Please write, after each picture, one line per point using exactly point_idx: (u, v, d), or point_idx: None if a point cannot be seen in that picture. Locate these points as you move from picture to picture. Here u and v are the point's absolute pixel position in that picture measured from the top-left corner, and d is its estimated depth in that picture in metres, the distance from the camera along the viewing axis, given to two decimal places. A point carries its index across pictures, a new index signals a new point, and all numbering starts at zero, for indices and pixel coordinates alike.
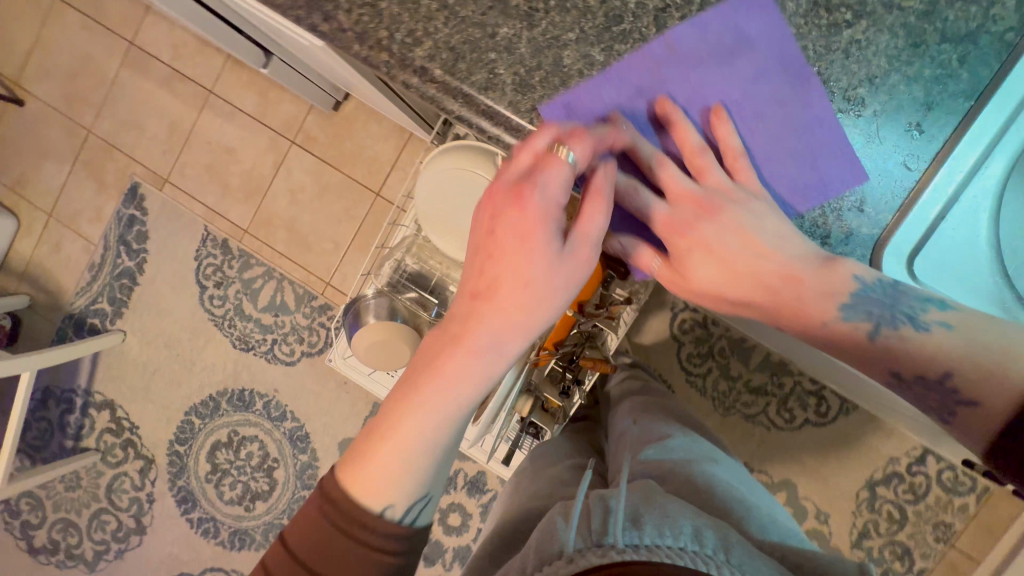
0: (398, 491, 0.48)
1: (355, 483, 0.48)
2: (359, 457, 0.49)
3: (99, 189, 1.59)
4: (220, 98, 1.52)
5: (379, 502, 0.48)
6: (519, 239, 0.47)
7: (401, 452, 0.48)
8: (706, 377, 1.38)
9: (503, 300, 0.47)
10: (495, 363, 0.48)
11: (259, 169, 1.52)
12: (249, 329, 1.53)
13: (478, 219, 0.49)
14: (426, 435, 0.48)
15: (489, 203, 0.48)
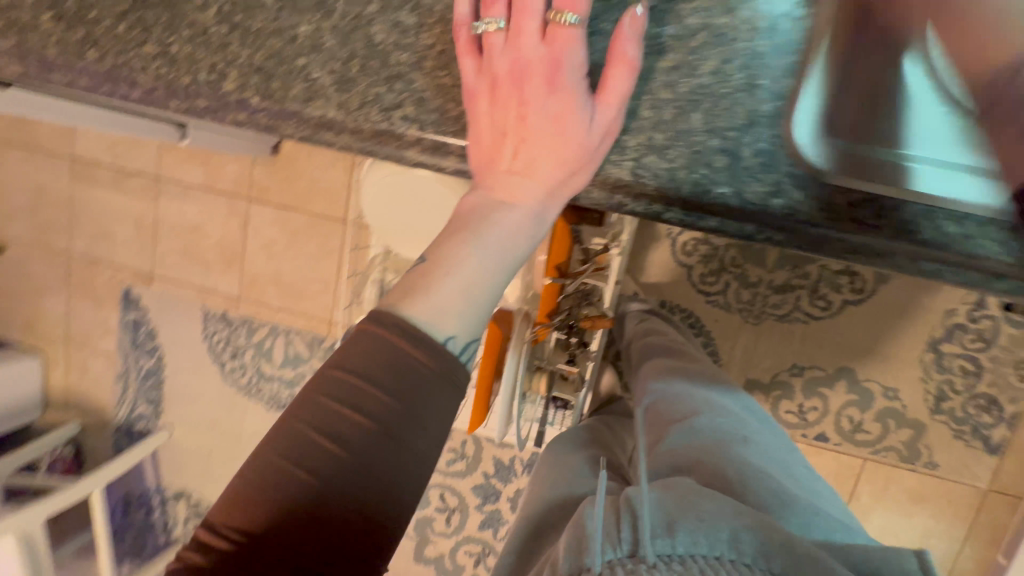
0: (463, 314, 0.41)
1: (416, 304, 0.40)
2: (409, 289, 0.42)
3: (98, 304, 1.64)
4: (169, 181, 1.52)
5: (439, 321, 0.40)
6: (552, 84, 0.41)
7: (450, 277, 0.41)
8: (726, 293, 1.31)
9: (544, 152, 0.42)
10: (546, 203, 0.44)
11: (229, 236, 1.52)
12: (276, 388, 1.56)
13: (512, 62, 0.41)
14: (487, 264, 0.42)
15: (506, 72, 0.41)
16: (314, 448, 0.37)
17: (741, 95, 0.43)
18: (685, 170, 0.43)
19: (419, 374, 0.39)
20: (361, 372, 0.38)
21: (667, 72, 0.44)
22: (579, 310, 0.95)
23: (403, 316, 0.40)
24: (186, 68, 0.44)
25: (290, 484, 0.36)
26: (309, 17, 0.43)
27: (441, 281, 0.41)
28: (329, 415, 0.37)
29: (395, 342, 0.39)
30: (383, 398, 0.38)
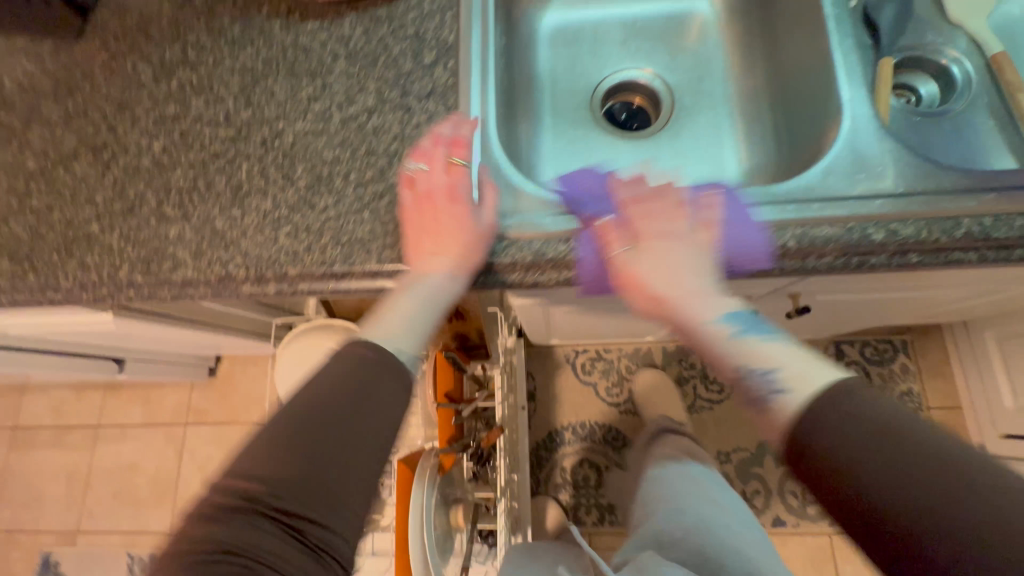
0: (406, 330, 0.50)
1: (371, 330, 0.51)
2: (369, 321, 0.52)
3: None
4: (109, 425, 1.60)
5: (386, 336, 0.50)
6: (454, 197, 0.52)
7: (386, 320, 0.50)
8: (633, 399, 1.43)
9: (450, 233, 0.51)
10: (457, 270, 0.51)
11: (165, 465, 1.55)
12: None
13: (429, 188, 0.52)
14: (423, 304, 0.51)
15: (423, 197, 0.52)
16: (297, 421, 0.43)
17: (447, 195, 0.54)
18: None
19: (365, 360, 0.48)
20: (332, 369, 0.47)
21: (386, 198, 0.55)
22: (479, 433, 1.05)
23: (364, 343, 0.49)
24: (49, 271, 0.57)
25: (269, 450, 0.42)
26: (144, 217, 0.58)
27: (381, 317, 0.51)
28: (305, 399, 0.45)
29: (353, 368, 0.47)
30: (349, 379, 0.46)
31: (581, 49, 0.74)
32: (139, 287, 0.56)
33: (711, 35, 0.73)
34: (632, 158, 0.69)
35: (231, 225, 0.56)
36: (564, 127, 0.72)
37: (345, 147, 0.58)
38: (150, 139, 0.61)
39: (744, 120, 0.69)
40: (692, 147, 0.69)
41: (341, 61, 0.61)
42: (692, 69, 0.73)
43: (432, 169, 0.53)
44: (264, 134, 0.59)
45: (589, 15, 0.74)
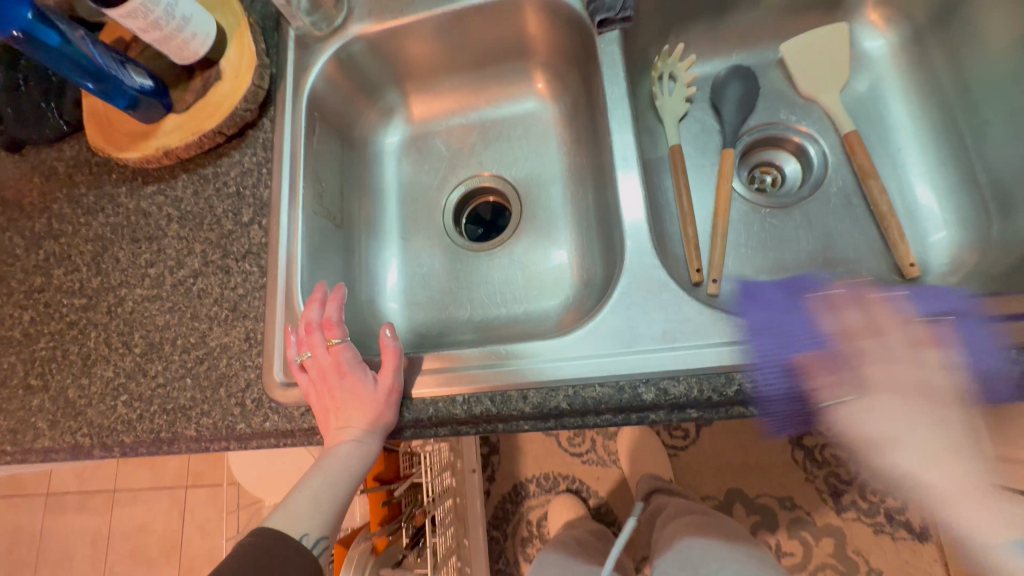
0: (313, 515, 0.47)
1: (280, 517, 0.47)
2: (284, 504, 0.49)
3: None
4: (123, 489, 1.75)
5: (298, 527, 0.46)
6: (342, 372, 0.52)
7: (313, 499, 0.48)
8: (595, 448, 1.41)
9: (354, 408, 0.50)
10: (363, 437, 0.50)
11: (171, 525, 1.68)
12: None
13: (319, 368, 0.52)
14: (332, 482, 0.49)
15: (319, 375, 0.52)
16: None
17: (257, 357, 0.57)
18: None
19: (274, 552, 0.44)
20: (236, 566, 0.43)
21: (206, 363, 0.58)
22: (414, 509, 1.07)
23: (264, 531, 0.46)
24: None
25: None
26: (13, 388, 0.64)
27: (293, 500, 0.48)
28: None
29: (260, 556, 0.44)
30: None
31: (433, 160, 0.75)
32: (10, 454, 0.63)
33: (553, 134, 0.71)
34: (475, 273, 0.70)
35: (80, 394, 0.61)
36: (413, 244, 0.73)
37: (174, 311, 0.61)
38: (20, 310, 0.67)
39: (584, 225, 0.67)
40: (532, 257, 0.69)
41: (173, 224, 0.65)
42: (540, 170, 0.71)
43: (317, 351, 0.53)
44: (109, 301, 0.64)
45: (437, 127, 0.75)
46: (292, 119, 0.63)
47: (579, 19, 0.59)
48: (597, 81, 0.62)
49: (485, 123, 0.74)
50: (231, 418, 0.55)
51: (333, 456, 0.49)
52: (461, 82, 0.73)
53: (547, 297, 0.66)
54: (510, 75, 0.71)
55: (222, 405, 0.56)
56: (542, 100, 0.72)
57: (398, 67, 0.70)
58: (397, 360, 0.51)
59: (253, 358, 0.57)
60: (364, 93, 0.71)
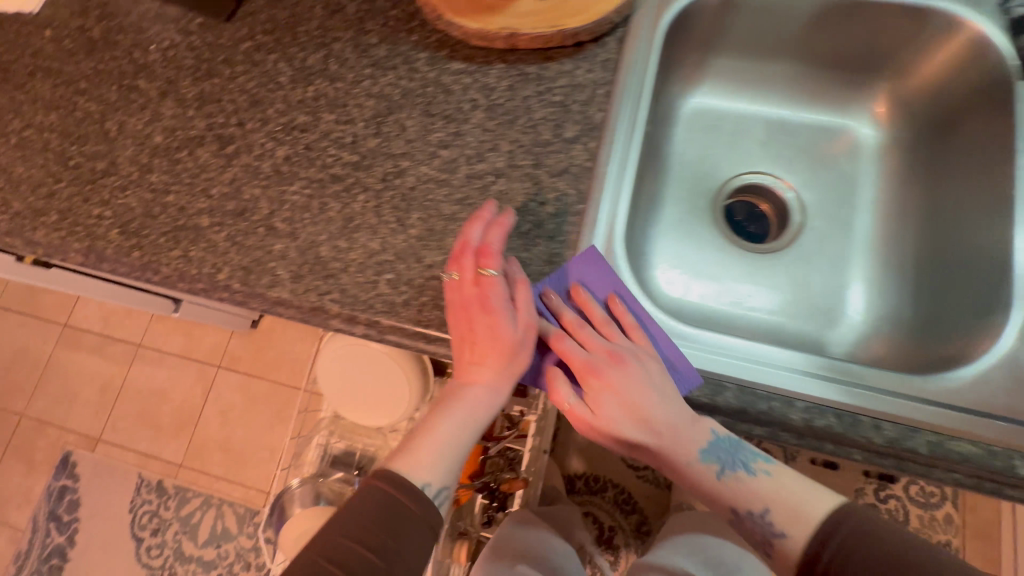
0: (440, 466, 0.51)
1: (404, 464, 0.51)
2: (406, 442, 0.53)
3: (30, 469, 1.59)
4: (150, 348, 1.66)
5: (422, 474, 0.51)
6: (486, 308, 0.49)
7: (439, 442, 0.52)
8: (653, 467, 1.39)
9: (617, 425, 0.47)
10: (495, 386, 0.51)
11: (190, 401, 1.59)
12: (192, 572, 1.44)
13: (460, 297, 0.50)
14: (457, 428, 0.52)
15: (457, 304, 0.50)
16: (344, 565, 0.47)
17: (556, 286, 0.52)
18: None
19: (402, 503, 0.49)
20: (368, 508, 0.49)
21: None
22: (501, 474, 1.03)
23: (384, 474, 0.51)
24: (154, 255, 0.58)
25: None
26: (254, 223, 0.57)
27: (422, 445, 0.52)
28: (340, 540, 0.48)
29: (385, 501, 0.50)
30: (379, 529, 0.48)
31: (725, 142, 0.71)
32: (233, 292, 0.56)
33: (866, 161, 0.68)
34: (741, 269, 0.66)
35: (336, 256, 0.55)
36: (683, 215, 0.68)
37: (466, 203, 0.56)
38: (274, 143, 0.60)
39: (881, 264, 0.63)
40: (811, 275, 0.65)
41: (478, 113, 0.59)
42: (840, 190, 0.68)
43: (462, 276, 0.50)
44: (386, 169, 0.58)
45: (740, 110, 0.70)
46: (648, 55, 0.59)
47: (997, 61, 0.56)
48: (981, 128, 0.58)
49: (794, 124, 0.70)
50: (518, 339, 0.51)
51: (461, 400, 0.52)
52: (795, 74, 0.68)
53: (823, 321, 0.62)
54: (847, 89, 0.68)
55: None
56: (869, 125, 0.68)
57: (749, 33, 0.65)
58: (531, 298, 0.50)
59: (553, 284, 0.52)
60: (696, 46, 0.66)
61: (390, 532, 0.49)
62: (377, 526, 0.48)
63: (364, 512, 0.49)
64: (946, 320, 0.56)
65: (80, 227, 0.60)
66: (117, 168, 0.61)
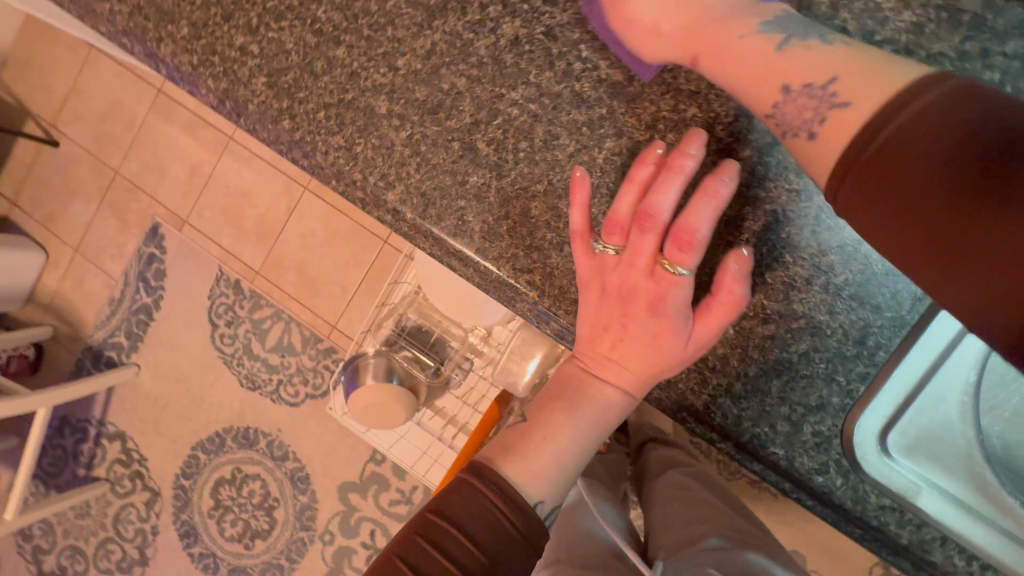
0: (551, 480, 0.39)
1: (512, 470, 0.38)
2: (511, 447, 0.40)
3: (123, 227, 1.65)
4: (240, 144, 1.56)
5: (535, 491, 0.38)
6: (655, 311, 0.35)
7: (559, 454, 0.39)
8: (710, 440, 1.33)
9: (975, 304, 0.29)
10: (642, 393, 0.38)
11: (273, 213, 1.55)
12: (256, 368, 1.56)
13: (620, 283, 0.35)
14: (583, 437, 0.39)
15: (613, 291, 0.36)
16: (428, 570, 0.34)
17: (849, 381, 0.36)
18: (751, 422, 0.37)
19: (516, 515, 0.37)
20: (469, 508, 0.37)
21: (767, 329, 0.37)
22: None
23: (493, 475, 0.38)
24: (310, 133, 0.42)
25: None
26: (448, 132, 0.40)
27: (535, 454, 0.39)
28: (431, 540, 0.35)
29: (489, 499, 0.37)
30: (479, 541, 0.36)
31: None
32: (401, 219, 0.42)
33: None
34: None
35: (550, 222, 0.39)
36: None
37: (764, 208, 0.37)
38: (502, 10, 0.39)
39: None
40: None
41: (841, 60, 0.35)
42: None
43: (627, 256, 0.35)
44: (659, 110, 0.38)
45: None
46: None
47: None
48: None
49: None
50: (769, 431, 0.37)
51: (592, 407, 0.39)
52: None
53: None
54: None
55: (761, 402, 0.37)
56: None
57: None
58: (731, 321, 0.34)
59: (850, 376, 0.36)
60: None
61: (493, 541, 0.36)
62: (481, 532, 0.36)
63: (463, 511, 0.36)
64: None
65: (217, 57, 0.43)
66: None
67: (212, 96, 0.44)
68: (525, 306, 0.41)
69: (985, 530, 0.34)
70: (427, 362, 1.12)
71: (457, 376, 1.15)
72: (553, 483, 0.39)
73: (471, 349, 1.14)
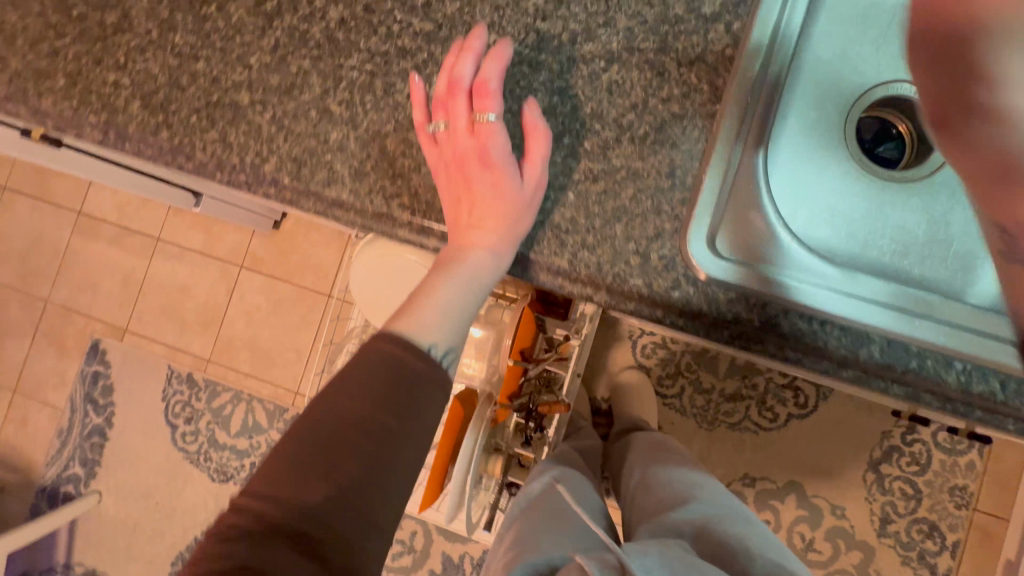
0: (439, 327, 0.45)
1: (402, 327, 0.45)
2: (401, 314, 0.46)
3: (62, 353, 1.62)
4: (169, 242, 1.59)
5: (424, 337, 0.45)
6: (486, 163, 0.43)
7: (440, 309, 0.45)
8: (682, 397, 1.37)
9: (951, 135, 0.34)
10: (503, 247, 0.44)
11: (214, 299, 1.57)
12: (226, 458, 1.50)
13: (454, 153, 0.43)
14: (460, 288, 0.45)
15: (452, 161, 0.44)
16: (335, 419, 0.41)
17: (673, 209, 0.43)
18: (609, 266, 0.43)
19: (409, 369, 0.44)
20: (367, 369, 0.43)
21: (598, 186, 0.44)
22: (539, 396, 1.00)
23: (387, 338, 0.44)
24: (187, 136, 0.48)
25: (299, 447, 0.40)
26: (304, 104, 0.47)
27: (426, 313, 0.45)
28: (335, 398, 0.42)
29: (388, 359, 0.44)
30: (378, 392, 0.42)
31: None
32: (282, 188, 0.48)
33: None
34: None
35: (406, 151, 0.46)
36: None
37: (569, 94, 0.45)
38: (326, 1, 0.48)
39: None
40: None
41: None
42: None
43: (453, 124, 0.43)
44: (469, 43, 0.46)
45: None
46: None
47: None
48: None
49: None
50: (625, 268, 0.43)
51: (466, 263, 0.45)
52: None
53: None
54: None
55: (612, 248, 0.43)
56: None
57: None
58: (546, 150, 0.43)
59: (673, 203, 0.43)
60: None
61: (392, 393, 0.43)
62: (381, 386, 0.42)
63: (362, 371, 0.43)
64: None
65: (95, 95, 0.50)
66: (130, 23, 0.50)
67: (96, 130, 0.50)
68: (407, 232, 0.47)
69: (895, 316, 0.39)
70: None
71: None
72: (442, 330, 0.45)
73: None
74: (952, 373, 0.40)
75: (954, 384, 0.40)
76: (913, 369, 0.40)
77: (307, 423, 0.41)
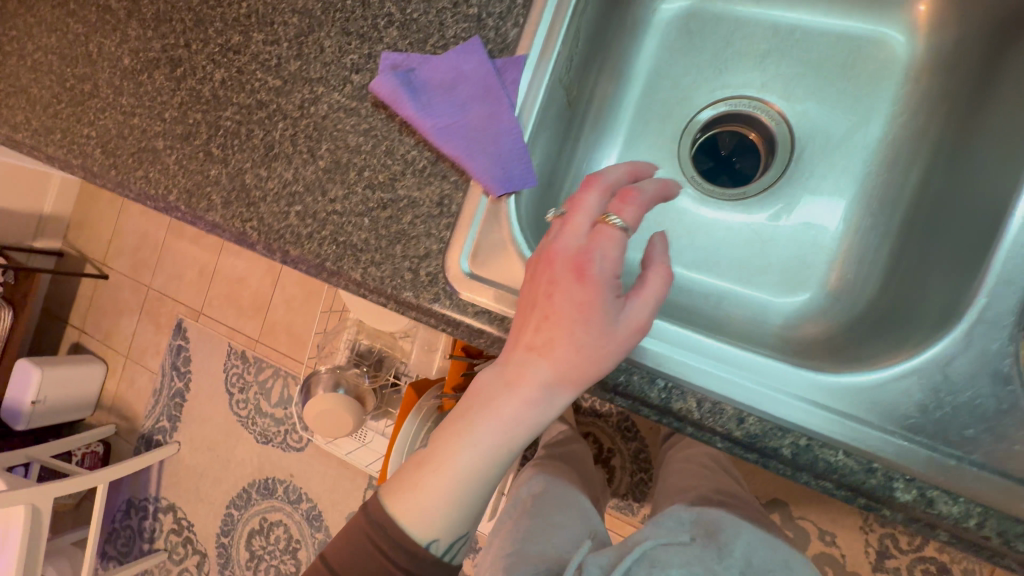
0: (491, 464, 0.42)
1: (455, 457, 0.42)
2: (451, 433, 0.43)
3: (158, 329, 2.02)
4: None
5: (480, 473, 0.42)
6: (581, 277, 0.39)
7: (502, 447, 0.41)
8: None
9: None
10: (561, 389, 0.40)
11: (263, 289, 1.85)
12: (267, 423, 1.78)
13: (570, 260, 0.40)
14: (508, 428, 0.41)
15: (568, 264, 0.40)
16: (388, 528, 0.43)
17: (439, 233, 0.50)
18: (388, 280, 0.51)
19: (457, 500, 0.43)
20: (428, 488, 0.43)
21: (387, 213, 0.52)
22: None
23: (447, 463, 0.42)
24: (124, 174, 0.65)
25: (358, 544, 0.44)
26: (196, 149, 0.61)
27: (479, 440, 0.41)
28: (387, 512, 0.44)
29: (440, 486, 0.42)
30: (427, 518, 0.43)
31: (707, 57, 0.58)
32: (182, 212, 0.62)
33: (890, 83, 0.52)
34: (694, 215, 0.57)
35: (257, 185, 0.58)
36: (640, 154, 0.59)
37: (370, 134, 0.54)
38: (213, 66, 0.62)
39: (872, 225, 0.52)
40: (778, 235, 0.54)
41: (392, 30, 0.53)
42: (840, 126, 0.54)
43: (566, 229, 0.41)
44: (304, 94, 0.57)
45: (732, 11, 0.57)
46: None
47: None
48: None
49: (794, 37, 0.55)
50: (399, 282, 0.51)
51: (531, 401, 0.40)
52: None
53: (787, 291, 0.53)
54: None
55: (394, 263, 0.51)
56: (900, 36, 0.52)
57: None
58: (661, 280, 0.41)
59: (440, 228, 0.50)
60: None
61: (434, 520, 0.43)
62: (424, 513, 0.43)
63: (416, 491, 0.43)
64: (915, 309, 0.45)
65: (74, 145, 0.68)
66: (99, 90, 0.68)
67: (77, 170, 0.69)
68: (261, 249, 0.59)
69: (732, 385, 0.40)
70: (363, 372, 1.29)
71: (402, 380, 1.34)
72: (496, 469, 0.42)
73: (407, 354, 1.31)
74: (654, 389, 0.42)
75: (657, 399, 0.42)
76: (619, 382, 0.43)
77: (369, 523, 0.44)
